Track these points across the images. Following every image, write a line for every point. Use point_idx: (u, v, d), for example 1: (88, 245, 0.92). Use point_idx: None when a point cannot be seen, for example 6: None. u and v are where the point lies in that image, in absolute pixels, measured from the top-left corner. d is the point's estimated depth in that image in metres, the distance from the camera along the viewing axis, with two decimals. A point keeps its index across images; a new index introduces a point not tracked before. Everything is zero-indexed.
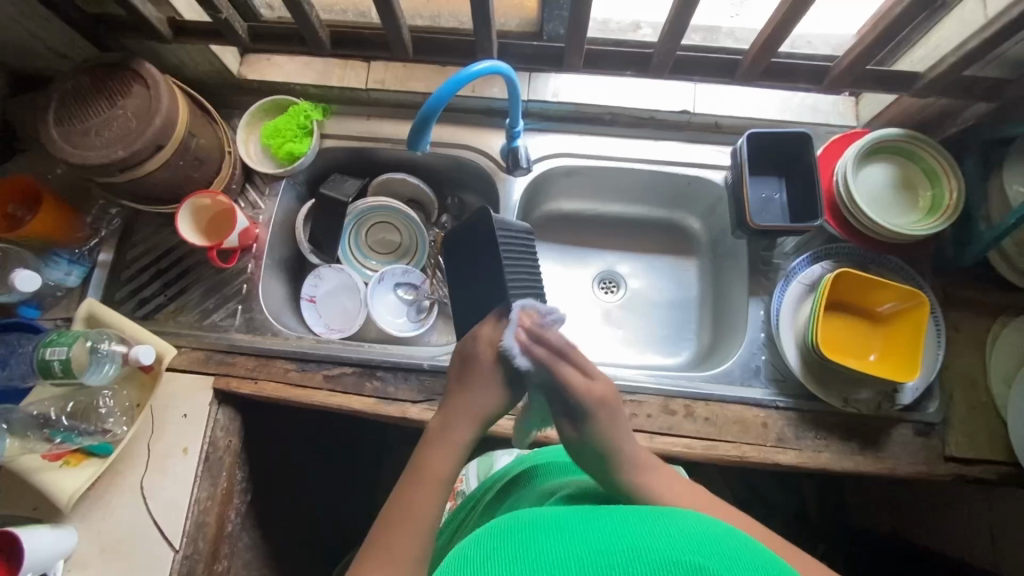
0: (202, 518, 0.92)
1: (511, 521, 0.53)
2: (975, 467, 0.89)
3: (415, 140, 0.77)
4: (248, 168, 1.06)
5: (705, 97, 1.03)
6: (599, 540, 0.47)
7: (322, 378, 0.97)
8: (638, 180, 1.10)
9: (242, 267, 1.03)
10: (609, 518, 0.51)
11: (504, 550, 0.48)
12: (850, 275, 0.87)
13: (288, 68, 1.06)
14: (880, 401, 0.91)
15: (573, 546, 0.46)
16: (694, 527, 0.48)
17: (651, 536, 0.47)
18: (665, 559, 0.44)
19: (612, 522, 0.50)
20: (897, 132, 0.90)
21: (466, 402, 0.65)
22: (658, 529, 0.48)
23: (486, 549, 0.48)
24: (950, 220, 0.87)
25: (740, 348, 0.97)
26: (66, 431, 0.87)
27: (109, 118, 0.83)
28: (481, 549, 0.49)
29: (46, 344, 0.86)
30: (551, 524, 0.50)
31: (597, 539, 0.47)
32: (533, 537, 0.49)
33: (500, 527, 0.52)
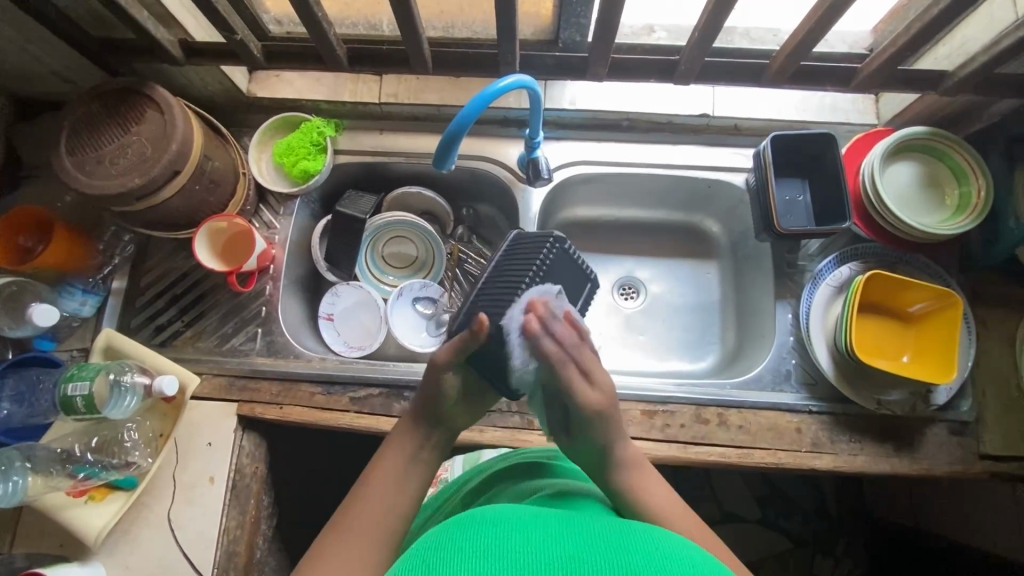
0: (232, 548, 0.91)
1: (480, 515, 0.52)
2: (1009, 464, 0.89)
3: (441, 158, 0.76)
4: (262, 188, 1.04)
5: (723, 99, 1.02)
6: (568, 546, 0.46)
7: (348, 400, 0.95)
8: (656, 185, 1.09)
9: (260, 289, 1.01)
10: (581, 527, 0.50)
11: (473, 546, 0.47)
12: (880, 276, 0.86)
13: (298, 84, 1.04)
14: (914, 401, 0.90)
15: (542, 547, 0.46)
16: (674, 550, 0.47)
17: (620, 548, 0.46)
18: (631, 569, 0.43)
19: (585, 530, 0.49)
20: (923, 131, 0.89)
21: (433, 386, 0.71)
22: (626, 540, 0.47)
23: (451, 539, 0.48)
24: (979, 218, 0.86)
25: (770, 353, 0.96)
26: (90, 466, 0.85)
27: (124, 145, 0.81)
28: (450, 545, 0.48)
29: (67, 379, 0.84)
30: (521, 522, 0.50)
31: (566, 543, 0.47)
32: (500, 532, 0.48)
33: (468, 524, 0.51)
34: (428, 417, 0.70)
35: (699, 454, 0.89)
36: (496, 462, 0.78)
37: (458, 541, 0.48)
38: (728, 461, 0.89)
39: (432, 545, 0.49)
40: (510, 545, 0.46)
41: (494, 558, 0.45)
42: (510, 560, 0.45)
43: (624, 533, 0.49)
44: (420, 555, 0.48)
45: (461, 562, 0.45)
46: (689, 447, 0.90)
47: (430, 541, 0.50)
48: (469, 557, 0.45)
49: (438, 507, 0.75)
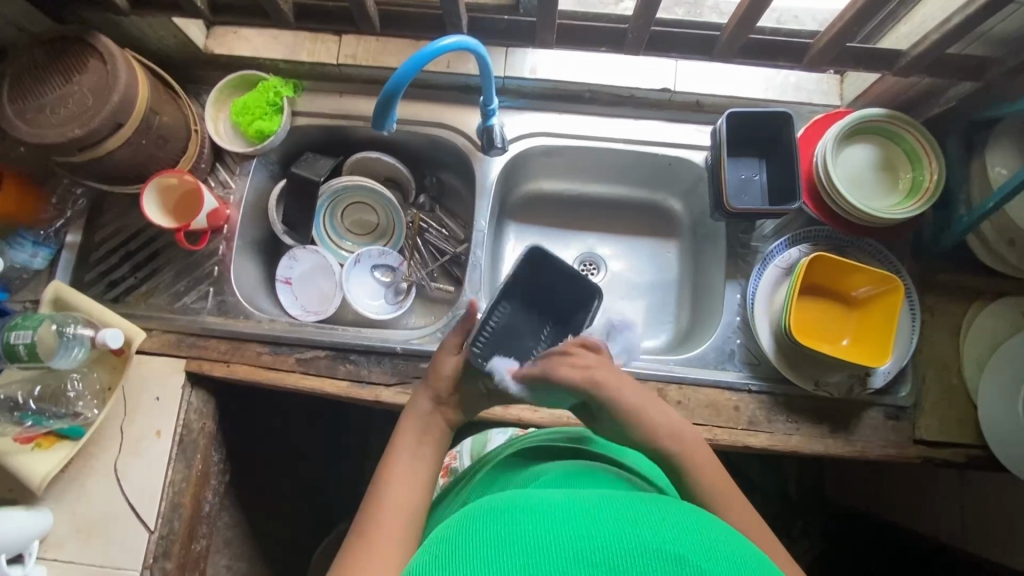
0: (177, 499, 0.93)
1: (491, 504, 0.53)
2: (942, 449, 0.90)
3: (380, 119, 0.75)
4: (218, 147, 1.03)
5: (686, 74, 1.01)
6: (577, 523, 0.47)
7: (295, 361, 0.96)
8: (618, 161, 1.08)
9: (214, 248, 1.01)
10: (589, 499, 0.51)
11: (488, 531, 0.48)
12: (825, 258, 0.86)
13: (256, 42, 1.03)
14: (852, 384, 0.91)
15: (554, 526, 0.46)
16: (681, 521, 0.48)
17: (634, 522, 0.47)
18: (647, 546, 0.44)
19: (592, 504, 0.50)
20: (878, 113, 0.88)
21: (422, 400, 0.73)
22: (640, 517, 0.48)
23: (468, 531, 0.49)
24: (929, 203, 0.85)
25: (716, 331, 0.97)
26: (35, 414, 0.87)
27: (66, 95, 0.80)
28: (466, 534, 0.48)
29: (11, 328, 0.85)
30: (529, 506, 0.51)
31: (576, 519, 0.47)
32: (513, 518, 0.48)
33: (483, 509, 0.52)
34: (428, 422, 0.71)
35: None
36: (501, 453, 0.79)
37: (471, 534, 0.48)
38: None
39: (447, 540, 0.49)
40: (525, 531, 0.46)
41: (511, 547, 0.45)
42: (524, 545, 0.45)
43: (630, 505, 0.50)
44: (437, 551, 0.48)
45: (476, 552, 0.45)
46: None
47: (446, 536, 0.50)
48: (483, 548, 0.45)
49: (448, 501, 0.75)
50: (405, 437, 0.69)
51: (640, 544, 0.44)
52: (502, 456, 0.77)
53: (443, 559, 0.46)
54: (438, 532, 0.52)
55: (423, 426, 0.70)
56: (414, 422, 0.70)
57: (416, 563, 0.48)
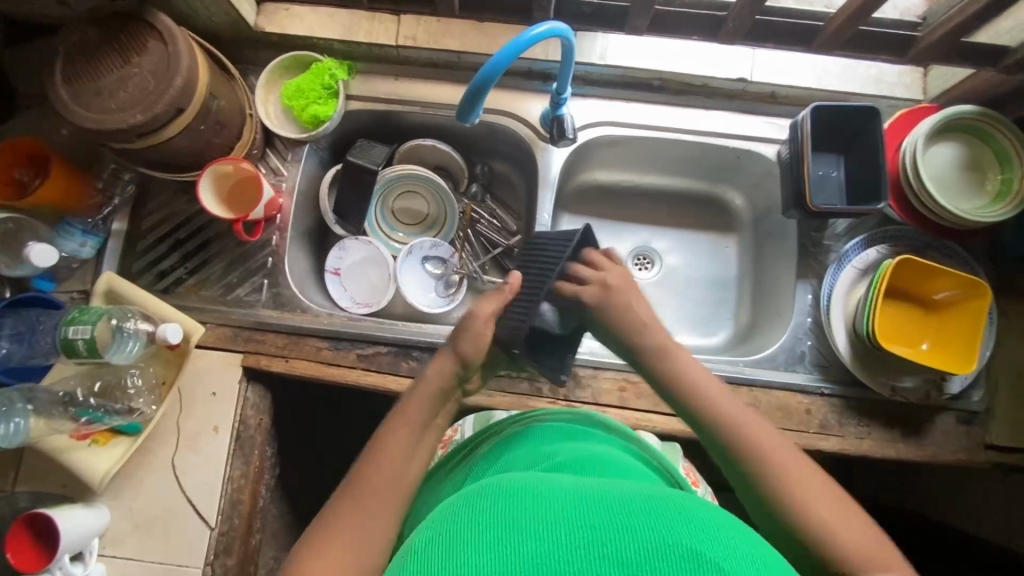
0: (236, 496, 0.91)
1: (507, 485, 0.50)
2: (1013, 454, 0.89)
3: (466, 110, 0.71)
4: (269, 132, 0.98)
5: (763, 62, 0.96)
6: (593, 511, 0.44)
7: (356, 357, 0.93)
8: (682, 152, 1.04)
9: (267, 239, 0.97)
10: (607, 491, 0.48)
11: (495, 514, 0.45)
12: (911, 261, 0.83)
13: (310, 20, 0.97)
14: (928, 389, 0.89)
15: (565, 514, 0.44)
16: (701, 517, 0.44)
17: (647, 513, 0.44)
18: (660, 539, 0.41)
19: (609, 495, 0.47)
20: (972, 110, 0.84)
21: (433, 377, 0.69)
22: (655, 509, 0.45)
23: (475, 510, 0.47)
24: (1020, 206, 0.83)
25: (785, 332, 0.95)
26: (93, 410, 0.84)
27: (124, 77, 0.75)
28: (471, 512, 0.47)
29: (68, 322, 0.82)
30: (542, 491, 0.48)
31: (592, 510, 0.44)
32: (520, 504, 0.46)
33: (494, 490, 0.50)
34: (440, 390, 0.69)
35: None
36: (508, 424, 0.77)
37: (478, 515, 0.46)
38: None
39: (452, 516, 0.47)
40: (534, 518, 0.44)
41: (515, 532, 0.43)
42: (533, 529, 0.43)
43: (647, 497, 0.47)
44: (443, 526, 0.46)
45: (476, 533, 0.44)
46: None
47: (452, 511, 0.49)
48: (489, 528, 0.44)
49: (451, 472, 0.74)
50: (412, 404, 0.68)
51: (654, 538, 0.41)
52: (512, 431, 0.75)
53: (448, 535, 0.44)
54: (441, 509, 0.50)
55: (432, 393, 0.68)
56: (428, 385, 0.69)
57: (420, 537, 0.47)
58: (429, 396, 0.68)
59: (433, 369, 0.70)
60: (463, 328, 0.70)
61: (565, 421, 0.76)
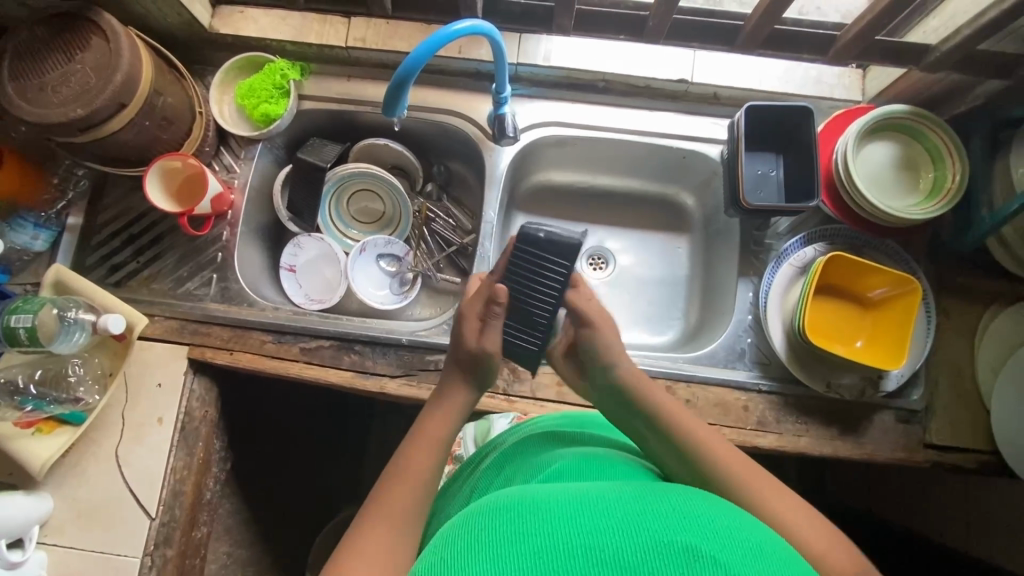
0: (179, 486, 0.92)
1: (498, 500, 0.50)
2: (953, 454, 0.89)
3: (391, 104, 0.73)
4: (222, 130, 1.01)
5: (704, 64, 0.97)
6: (588, 517, 0.45)
7: (299, 350, 0.95)
8: (631, 153, 1.06)
9: (217, 234, 1.00)
10: (599, 492, 0.49)
11: (491, 528, 0.46)
12: (842, 258, 0.84)
13: (263, 22, 1.00)
14: (863, 387, 0.89)
15: (562, 521, 0.45)
16: (691, 507, 0.47)
17: (642, 513, 0.45)
18: (655, 539, 0.42)
19: (600, 497, 0.48)
20: (902, 110, 0.85)
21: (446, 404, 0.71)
22: (645, 508, 0.46)
23: (471, 528, 0.47)
24: (950, 204, 0.83)
25: (726, 330, 0.95)
26: (36, 399, 0.86)
27: (66, 73, 0.77)
28: (471, 530, 0.46)
29: (11, 311, 0.84)
30: (534, 500, 0.49)
31: (585, 516, 0.45)
32: (516, 514, 0.46)
33: (489, 505, 0.50)
34: (458, 415, 0.71)
35: None
36: (506, 437, 0.76)
37: (476, 534, 0.45)
38: None
39: (451, 539, 0.47)
40: (532, 527, 0.45)
41: (517, 544, 0.43)
42: (532, 543, 0.43)
43: (638, 497, 0.48)
44: (442, 552, 0.45)
45: (480, 551, 0.43)
46: None
47: (450, 534, 0.48)
48: (488, 548, 0.43)
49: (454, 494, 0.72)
50: (432, 420, 0.70)
51: (647, 538, 0.42)
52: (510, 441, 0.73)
53: (450, 559, 0.44)
54: (440, 537, 0.49)
55: (455, 410, 0.71)
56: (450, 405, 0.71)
57: (421, 567, 0.46)
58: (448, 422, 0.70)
59: (451, 396, 0.72)
60: (481, 356, 0.72)
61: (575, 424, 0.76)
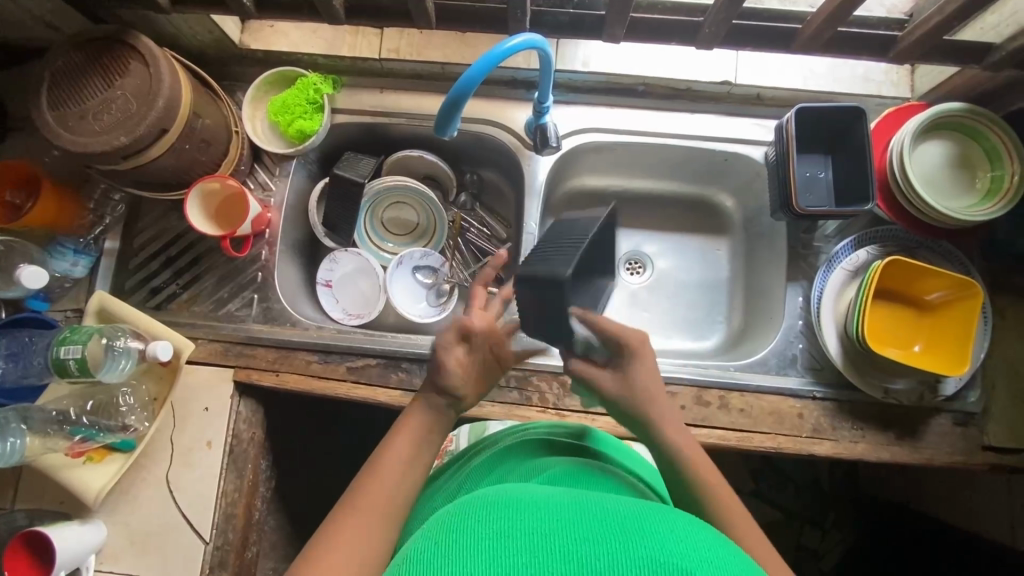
0: (230, 510, 0.92)
1: (502, 495, 0.49)
2: (1012, 456, 0.88)
3: (443, 123, 0.71)
4: (257, 147, 0.99)
5: (746, 65, 0.96)
6: (587, 524, 0.42)
7: (346, 370, 0.94)
8: (670, 156, 1.04)
9: (256, 253, 0.98)
10: (603, 503, 0.47)
11: (486, 519, 0.44)
12: (900, 261, 0.82)
13: (295, 36, 0.98)
14: (921, 391, 0.88)
15: (559, 525, 0.42)
16: (702, 538, 0.42)
17: (648, 530, 0.42)
18: (656, 559, 0.38)
19: (607, 510, 0.45)
20: (959, 108, 0.83)
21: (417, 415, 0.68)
22: (653, 526, 0.43)
23: (468, 516, 0.45)
24: (1011, 203, 0.82)
25: (776, 336, 0.94)
26: (87, 428, 0.85)
27: (107, 101, 0.76)
28: (466, 518, 0.45)
29: (59, 342, 0.83)
30: (537, 503, 0.46)
31: (586, 523, 0.42)
32: (515, 512, 0.44)
33: (490, 499, 0.48)
34: (434, 422, 0.68)
35: (698, 436, 0.87)
36: (501, 438, 0.77)
37: (471, 522, 0.44)
38: (727, 444, 0.87)
39: (447, 525, 0.45)
40: (528, 523, 0.43)
41: (514, 538, 0.41)
42: (524, 541, 0.41)
43: (642, 514, 0.45)
44: (438, 533, 0.44)
45: (472, 536, 0.42)
46: (689, 428, 0.89)
47: (447, 518, 0.47)
48: (482, 539, 0.42)
49: (440, 483, 0.73)
50: (416, 415, 0.68)
51: (646, 557, 0.39)
52: (500, 446, 0.74)
53: (439, 544, 0.42)
54: (437, 518, 0.48)
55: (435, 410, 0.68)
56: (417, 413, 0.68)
57: (416, 546, 0.45)
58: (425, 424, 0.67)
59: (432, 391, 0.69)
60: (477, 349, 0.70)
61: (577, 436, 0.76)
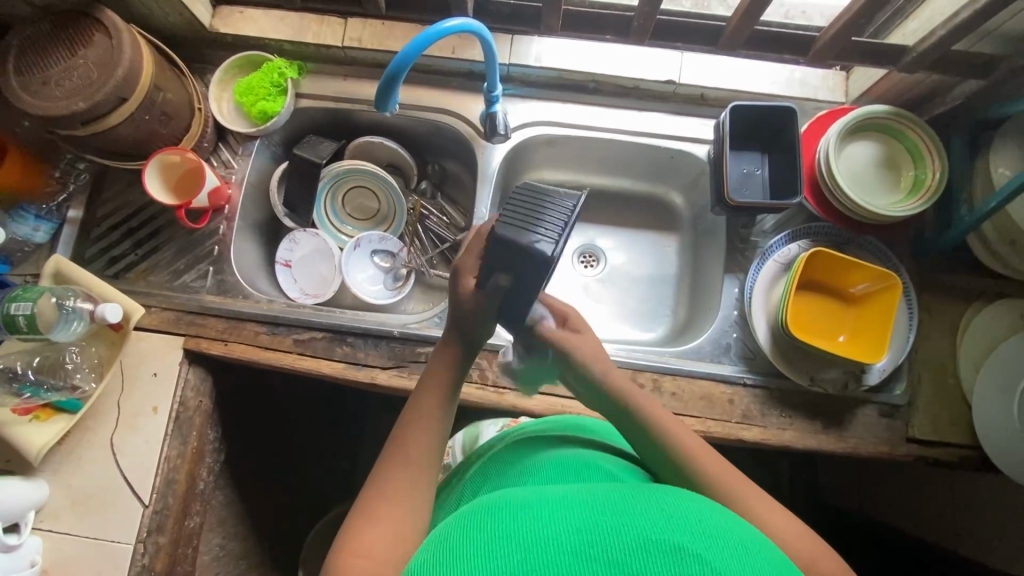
0: (172, 475, 0.93)
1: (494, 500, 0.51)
2: (936, 449, 0.90)
3: (382, 100, 0.75)
4: (221, 127, 1.03)
5: (691, 65, 1.00)
6: (575, 514, 0.45)
7: (292, 342, 0.96)
8: (620, 152, 1.08)
9: (214, 227, 1.02)
10: (584, 491, 0.49)
11: (483, 524, 0.46)
12: (825, 254, 0.86)
13: (262, 22, 1.03)
14: (846, 380, 0.90)
15: (551, 517, 0.45)
16: (679, 507, 0.47)
17: (630, 511, 0.45)
18: (646, 537, 0.42)
19: (590, 497, 0.48)
20: (883, 109, 0.88)
21: (432, 397, 0.63)
22: (636, 508, 0.46)
23: (465, 526, 0.46)
24: (931, 201, 0.85)
25: (712, 325, 0.97)
26: (33, 386, 0.88)
27: (69, 68, 0.80)
28: (463, 528, 0.46)
29: (11, 299, 0.86)
30: (527, 500, 0.48)
31: (578, 514, 0.45)
32: (507, 511, 0.47)
33: (483, 505, 0.50)
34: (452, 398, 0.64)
35: None
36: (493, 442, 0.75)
37: (470, 531, 0.45)
38: None
39: (445, 537, 0.47)
40: (524, 522, 0.45)
41: (510, 537, 0.43)
42: (522, 541, 0.43)
43: (624, 497, 0.48)
44: (436, 549, 0.45)
45: (476, 544, 0.43)
46: None
47: (444, 533, 0.48)
48: (480, 543, 0.43)
49: (439, 501, 0.70)
50: (430, 396, 0.63)
51: (631, 534, 0.42)
52: (493, 451, 0.72)
53: (440, 557, 0.44)
54: (433, 536, 0.49)
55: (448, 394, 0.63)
56: (432, 408, 0.62)
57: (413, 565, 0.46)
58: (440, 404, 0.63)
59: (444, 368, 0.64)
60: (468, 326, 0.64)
61: (564, 424, 0.76)
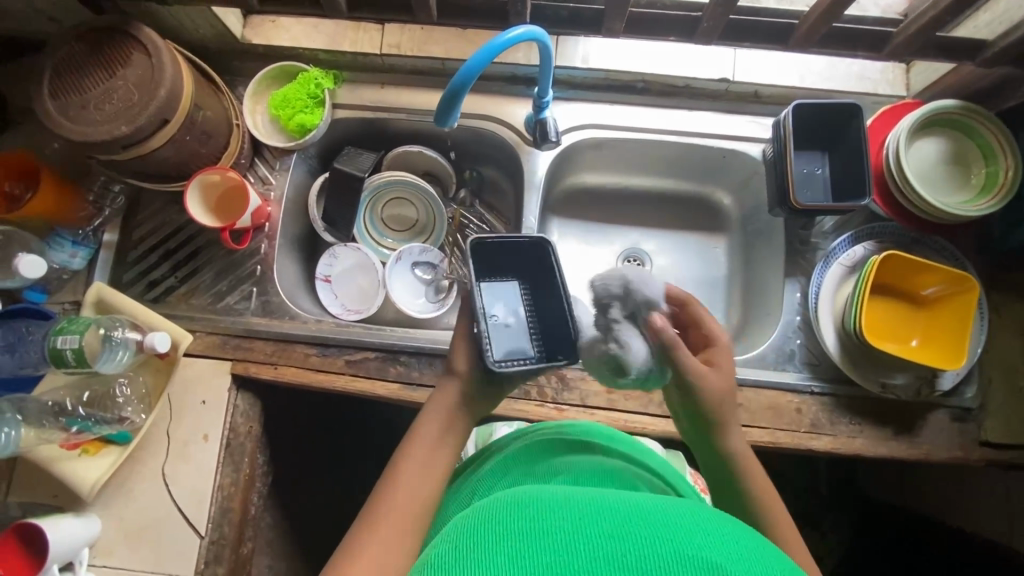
0: (226, 504, 0.91)
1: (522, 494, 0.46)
2: (1010, 452, 0.88)
3: (444, 114, 0.72)
4: (258, 142, 1.00)
5: (745, 63, 0.97)
6: (607, 519, 0.40)
7: (344, 363, 0.94)
8: (668, 153, 1.04)
9: (255, 247, 0.98)
10: (618, 496, 0.45)
11: (504, 519, 0.42)
12: (898, 257, 0.83)
13: (296, 31, 0.99)
14: (919, 386, 0.88)
15: (578, 522, 0.40)
16: (721, 526, 0.41)
17: (666, 522, 0.40)
18: (681, 552, 0.37)
19: (622, 503, 0.43)
20: (953, 104, 0.84)
21: (428, 430, 0.63)
22: (673, 518, 0.41)
23: (485, 519, 0.43)
24: (1006, 199, 0.83)
25: (774, 331, 0.94)
26: (82, 420, 0.85)
27: (109, 89, 0.76)
28: (484, 520, 0.43)
29: (57, 331, 0.82)
30: (558, 498, 0.44)
31: (611, 520, 0.40)
32: (532, 510, 0.42)
33: (506, 499, 0.46)
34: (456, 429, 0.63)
35: None
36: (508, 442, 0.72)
37: (489, 527, 0.41)
38: None
39: (465, 527, 0.43)
40: (549, 522, 0.40)
41: (535, 538, 0.39)
42: (546, 543, 0.38)
43: (661, 505, 0.43)
44: (455, 539, 0.42)
45: (494, 541, 0.40)
46: None
47: (466, 523, 0.44)
48: (501, 541, 0.39)
49: (450, 495, 0.67)
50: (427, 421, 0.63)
51: (667, 548, 0.37)
52: (508, 449, 0.68)
53: (461, 550, 0.40)
54: (452, 526, 0.46)
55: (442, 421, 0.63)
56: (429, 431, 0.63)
57: (431, 555, 0.42)
58: (444, 434, 0.63)
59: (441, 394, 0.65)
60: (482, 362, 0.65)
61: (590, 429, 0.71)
